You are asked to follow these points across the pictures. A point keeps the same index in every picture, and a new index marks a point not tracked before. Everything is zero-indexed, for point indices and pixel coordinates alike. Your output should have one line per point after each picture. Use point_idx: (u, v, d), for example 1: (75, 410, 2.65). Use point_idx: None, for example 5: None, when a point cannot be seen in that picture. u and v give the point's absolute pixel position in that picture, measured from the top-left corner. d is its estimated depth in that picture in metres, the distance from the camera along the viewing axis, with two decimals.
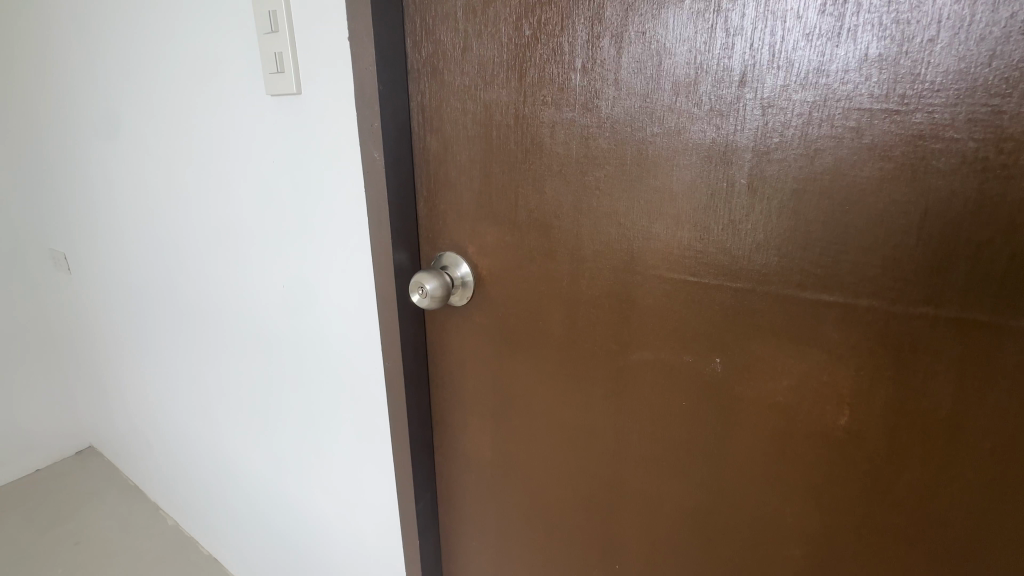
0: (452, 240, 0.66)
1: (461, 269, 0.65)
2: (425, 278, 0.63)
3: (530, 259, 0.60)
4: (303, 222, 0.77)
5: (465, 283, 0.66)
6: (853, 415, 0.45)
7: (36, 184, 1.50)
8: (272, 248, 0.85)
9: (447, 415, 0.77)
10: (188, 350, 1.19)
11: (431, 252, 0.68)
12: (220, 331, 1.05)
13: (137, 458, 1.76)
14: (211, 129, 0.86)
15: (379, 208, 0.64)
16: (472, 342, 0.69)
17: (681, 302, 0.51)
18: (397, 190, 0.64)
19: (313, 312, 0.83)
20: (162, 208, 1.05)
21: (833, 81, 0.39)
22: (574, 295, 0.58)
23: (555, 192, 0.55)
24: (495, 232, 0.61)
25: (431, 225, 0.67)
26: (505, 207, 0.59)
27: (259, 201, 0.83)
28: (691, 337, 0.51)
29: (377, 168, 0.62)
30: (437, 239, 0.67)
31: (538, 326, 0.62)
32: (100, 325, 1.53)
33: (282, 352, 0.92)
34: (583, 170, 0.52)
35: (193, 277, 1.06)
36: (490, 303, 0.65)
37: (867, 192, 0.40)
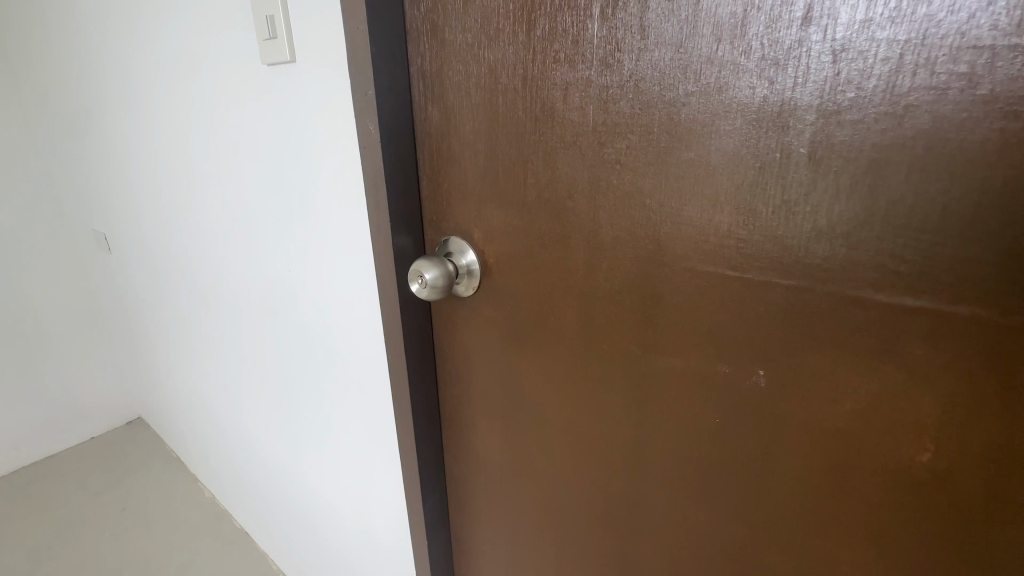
0: (456, 222, 0.59)
1: (467, 255, 0.58)
2: (426, 264, 0.57)
3: (541, 247, 0.52)
4: (305, 203, 0.72)
5: (471, 271, 0.59)
6: (926, 450, 0.35)
7: (75, 168, 1.54)
8: (276, 231, 0.81)
9: (455, 413, 0.71)
10: (210, 330, 1.19)
11: (435, 236, 0.62)
12: (235, 313, 1.04)
13: (176, 431, 1.82)
14: (215, 103, 0.82)
15: (376, 188, 0.58)
16: (480, 336, 0.63)
17: (717, 301, 0.42)
18: (396, 169, 0.57)
19: (319, 300, 0.79)
20: (177, 186, 1.03)
21: (937, 10, 0.28)
22: (590, 289, 0.50)
23: (568, 168, 0.47)
24: (502, 214, 0.54)
25: (434, 206, 0.60)
26: (513, 186, 0.52)
27: (263, 183, 0.79)
28: (728, 344, 0.42)
29: (373, 143, 0.56)
30: (441, 222, 0.60)
31: (550, 321, 0.55)
32: (137, 303, 1.58)
33: (293, 340, 0.90)
34: (601, 141, 0.44)
35: (210, 260, 1.05)
36: (498, 294, 0.59)
37: (960, 162, 0.30)
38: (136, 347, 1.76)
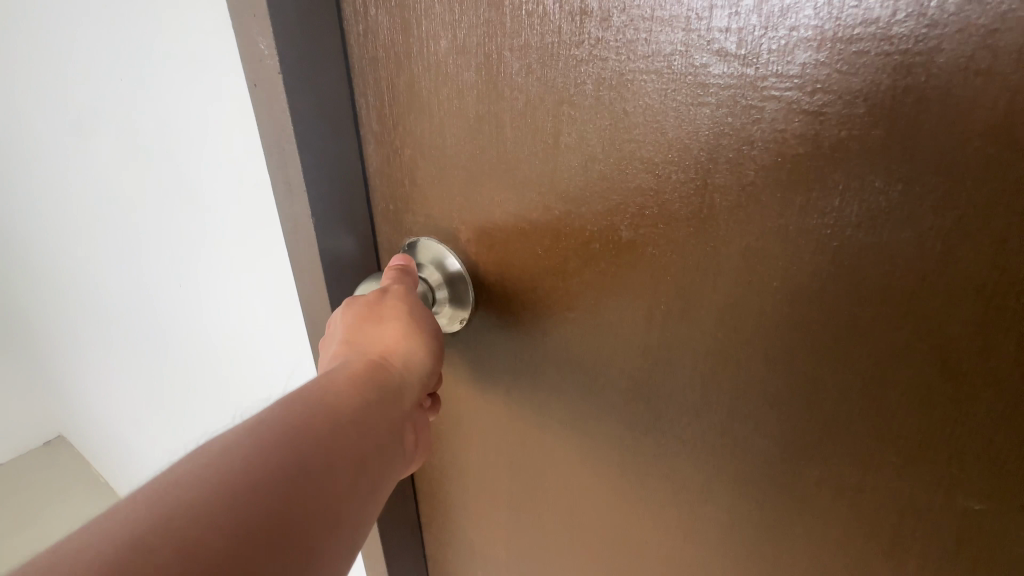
0: (426, 218, 0.34)
1: (448, 261, 0.34)
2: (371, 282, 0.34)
3: (589, 262, 0.29)
4: (187, 193, 0.47)
5: (459, 284, 0.35)
6: None
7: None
8: (155, 227, 0.54)
9: (435, 498, 0.47)
10: (115, 355, 0.92)
11: (392, 238, 0.37)
12: (139, 337, 0.77)
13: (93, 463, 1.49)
14: (39, 33, 0.53)
15: (284, 160, 0.33)
16: (472, 397, 0.39)
17: (979, 384, 0.21)
18: (315, 124, 0.33)
19: (233, 334, 0.54)
20: (32, 165, 0.73)
21: None
22: (687, 340, 0.27)
23: (652, 112, 0.24)
24: (512, 201, 0.30)
25: (387, 191, 0.35)
26: (533, 151, 0.28)
27: (125, 163, 0.52)
28: (990, 464, 0.22)
29: (271, 78, 0.31)
30: (400, 215, 0.36)
31: (601, 391, 0.32)
32: (29, 313, 1.25)
33: (211, 382, 0.65)
34: (737, 48, 0.21)
35: (95, 271, 0.77)
36: (504, 337, 0.35)
37: None
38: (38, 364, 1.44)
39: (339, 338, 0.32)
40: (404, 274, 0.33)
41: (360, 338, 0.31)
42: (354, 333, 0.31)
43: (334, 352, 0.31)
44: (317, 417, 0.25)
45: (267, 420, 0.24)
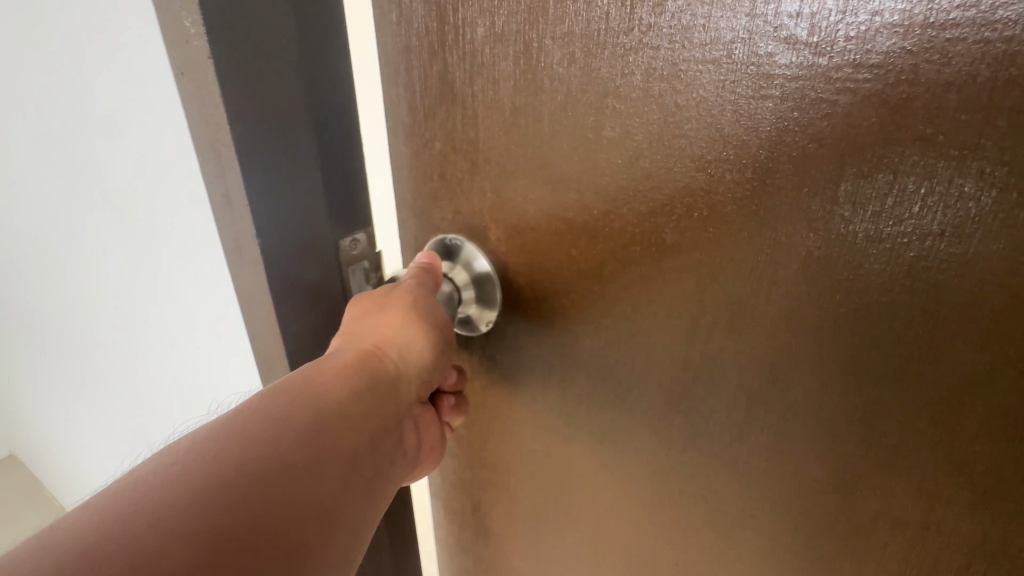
0: (453, 215, 0.33)
1: (476, 259, 0.33)
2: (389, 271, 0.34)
3: (629, 267, 0.27)
4: (152, 179, 0.38)
5: (485, 284, 0.33)
6: None
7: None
8: (102, 257, 0.48)
9: (449, 505, 0.46)
10: (54, 392, 0.82)
11: (418, 234, 0.36)
12: (83, 375, 0.69)
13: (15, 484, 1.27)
14: None
15: (222, 171, 0.30)
16: (495, 402, 0.37)
17: None
18: (260, 129, 0.29)
19: (195, 351, 0.46)
20: None
21: None
22: (733, 352, 0.25)
23: (708, 103, 0.22)
24: (547, 200, 0.28)
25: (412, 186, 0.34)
26: (572, 146, 0.26)
27: (69, 169, 0.44)
28: None
29: (203, 74, 0.27)
30: (426, 210, 0.34)
31: (633, 403, 0.30)
32: None
33: (168, 403, 0.56)
34: (810, 35, 0.19)
35: (24, 265, 0.63)
36: (529, 346, 0.33)
37: None
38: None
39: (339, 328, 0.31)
40: (419, 269, 0.32)
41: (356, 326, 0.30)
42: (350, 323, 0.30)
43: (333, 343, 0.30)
44: (295, 410, 0.24)
45: (250, 410, 0.23)
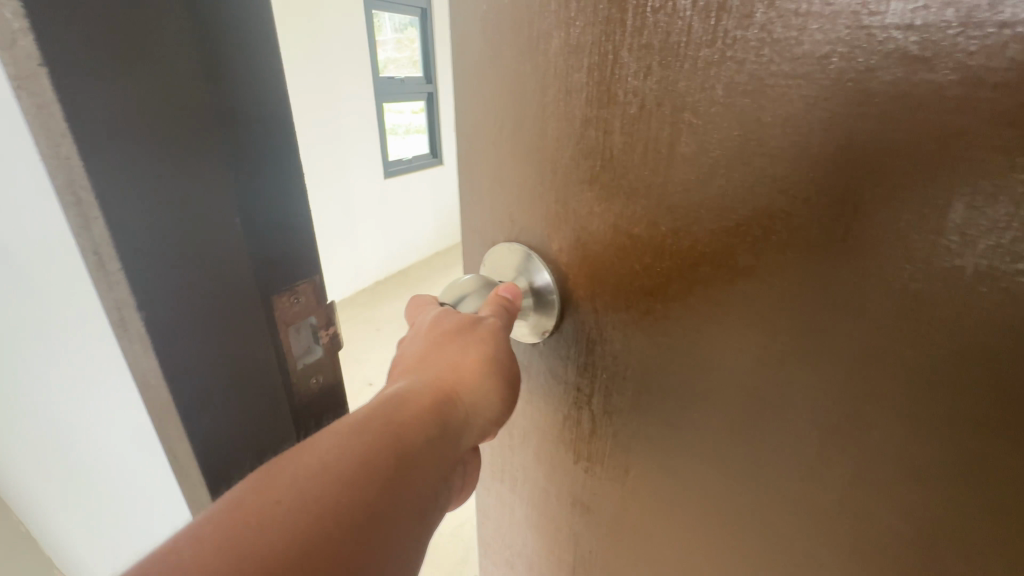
0: (512, 222, 0.33)
1: (539, 274, 0.33)
2: (467, 291, 0.33)
3: (697, 288, 0.26)
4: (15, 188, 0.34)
5: (547, 301, 0.33)
6: None
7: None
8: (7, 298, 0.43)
9: (496, 508, 0.46)
10: None
11: (478, 238, 0.37)
12: None
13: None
14: None
15: (83, 211, 0.25)
16: (544, 411, 0.37)
17: None
18: (157, 141, 0.25)
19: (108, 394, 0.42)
20: None
21: None
22: (804, 385, 0.23)
23: (792, 116, 0.20)
24: (613, 215, 0.28)
25: (478, 192, 0.35)
26: (644, 160, 0.26)
27: None
28: None
29: (41, 95, 0.22)
30: (487, 216, 0.35)
31: (682, 424, 0.29)
32: None
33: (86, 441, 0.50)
34: (921, 49, 0.17)
35: None
36: (579, 359, 0.33)
37: None
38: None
39: (412, 351, 0.30)
40: (507, 309, 0.32)
41: (437, 355, 0.29)
42: (432, 351, 0.29)
43: (407, 365, 0.29)
44: (401, 462, 0.24)
45: (360, 457, 0.23)
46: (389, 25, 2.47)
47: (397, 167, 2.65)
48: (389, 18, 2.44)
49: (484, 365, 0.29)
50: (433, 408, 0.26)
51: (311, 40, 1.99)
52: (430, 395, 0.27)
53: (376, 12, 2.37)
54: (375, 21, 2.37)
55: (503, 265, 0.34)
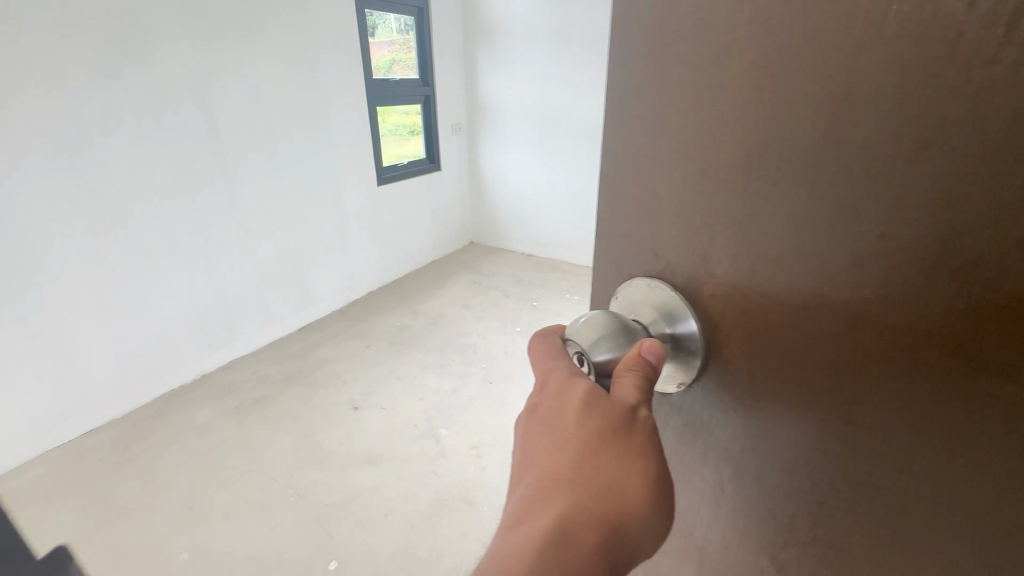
0: (655, 255, 0.29)
1: (682, 321, 0.27)
2: (596, 333, 0.24)
3: (912, 384, 0.19)
4: None
5: (689, 352, 0.28)
6: None
7: (61, 124, 1.25)
8: None
9: None
10: None
11: (614, 267, 0.32)
12: None
13: (42, 487, 1.24)
14: None
15: None
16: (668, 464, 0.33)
17: None
18: None
19: None
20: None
21: None
22: None
23: (882, 122, 0.18)
24: (796, 270, 0.22)
25: (614, 223, 0.31)
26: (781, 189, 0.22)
27: None
28: None
29: None
30: (624, 247, 0.31)
31: (843, 518, 0.23)
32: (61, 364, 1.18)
33: None
34: None
35: None
36: (720, 422, 0.28)
37: None
38: (52, 351, 1.33)
39: (555, 451, 0.24)
40: (649, 380, 0.23)
41: (592, 470, 0.23)
42: (583, 463, 0.23)
43: (552, 472, 0.23)
44: None
45: None
46: (384, 26, 2.16)
47: (392, 174, 2.32)
48: (391, 18, 2.19)
49: (651, 484, 0.23)
50: (601, 557, 0.21)
51: (269, 29, 1.66)
52: (597, 536, 0.22)
53: (369, 12, 2.09)
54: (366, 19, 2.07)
55: (636, 304, 0.29)
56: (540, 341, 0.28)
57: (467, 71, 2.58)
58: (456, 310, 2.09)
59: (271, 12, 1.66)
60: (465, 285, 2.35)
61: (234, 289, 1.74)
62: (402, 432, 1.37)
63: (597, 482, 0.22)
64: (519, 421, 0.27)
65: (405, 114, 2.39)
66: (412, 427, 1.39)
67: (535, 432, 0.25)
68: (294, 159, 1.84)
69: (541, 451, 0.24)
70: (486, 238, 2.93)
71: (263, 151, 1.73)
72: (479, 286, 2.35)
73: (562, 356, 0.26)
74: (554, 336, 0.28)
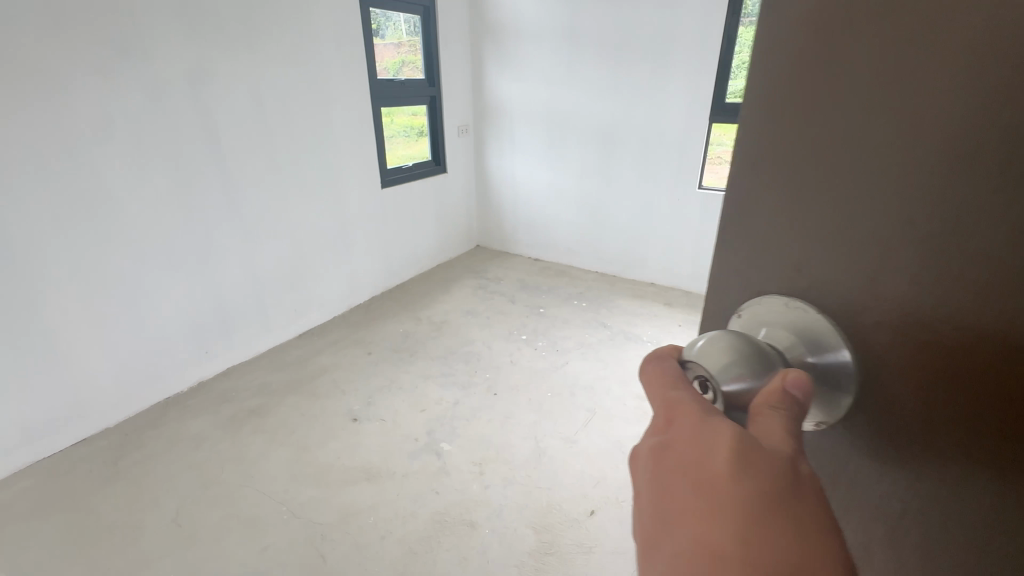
0: (798, 270, 0.24)
1: (831, 349, 0.23)
2: (725, 355, 0.23)
3: (1018, 356, 0.17)
4: None
5: (836, 387, 0.23)
6: None
7: (54, 121, 1.20)
8: None
9: None
10: None
11: (737, 280, 0.27)
12: None
13: (25, 500, 1.17)
14: None
15: None
16: None
17: None
18: None
19: None
20: None
21: None
22: None
23: None
24: (872, 264, 0.21)
25: (743, 233, 0.26)
26: (821, 178, 0.22)
27: None
28: None
29: None
30: (752, 260, 0.26)
31: None
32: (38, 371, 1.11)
33: None
34: None
35: None
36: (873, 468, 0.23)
37: None
38: (36, 356, 1.27)
39: (710, 500, 0.21)
40: (796, 414, 0.22)
41: (761, 521, 0.20)
42: (750, 510, 0.20)
43: (712, 526, 0.20)
44: None
45: None
46: (391, 26, 2.11)
47: (396, 175, 2.26)
48: (398, 18, 2.14)
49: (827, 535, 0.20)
50: None
51: (271, 25, 1.61)
52: None
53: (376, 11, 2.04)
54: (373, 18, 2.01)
55: (769, 322, 0.25)
56: (653, 373, 0.25)
57: (473, 71, 2.53)
58: (460, 316, 2.02)
59: (274, 6, 1.60)
60: (470, 291, 2.29)
61: (233, 293, 1.68)
62: (402, 446, 1.30)
63: (772, 532, 0.19)
64: (641, 467, 0.24)
65: (412, 115, 2.33)
66: (414, 441, 1.32)
67: (673, 478, 0.22)
68: (296, 159, 1.78)
69: (689, 501, 0.21)
70: (492, 242, 2.87)
71: (265, 151, 1.67)
72: (484, 291, 2.29)
73: (685, 383, 0.24)
74: (669, 360, 0.26)
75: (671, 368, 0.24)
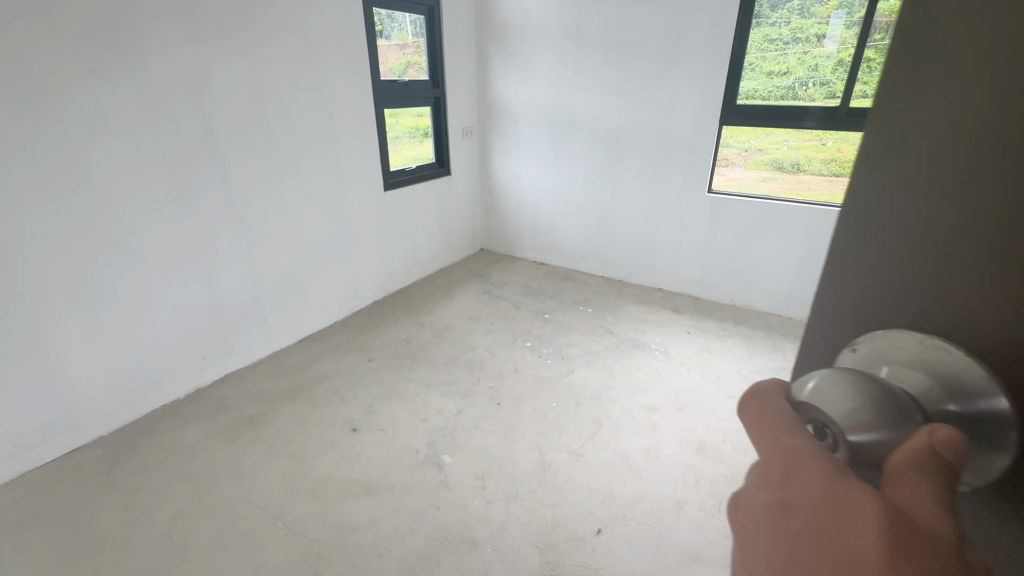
0: (942, 305, 0.21)
1: (983, 397, 0.21)
2: (845, 399, 0.23)
3: None
4: None
5: (990, 444, 0.21)
6: None
7: (47, 123, 1.17)
8: None
9: None
10: None
11: (851, 314, 0.25)
12: None
13: (17, 511, 1.14)
14: None
15: None
16: None
17: None
18: None
19: None
20: None
21: None
22: None
23: None
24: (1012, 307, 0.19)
25: (861, 267, 0.23)
26: (937, 222, 0.20)
27: None
28: None
29: None
30: (873, 293, 0.23)
31: None
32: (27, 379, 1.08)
33: None
34: None
35: None
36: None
37: None
38: (30, 363, 1.24)
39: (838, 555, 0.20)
40: (941, 471, 0.20)
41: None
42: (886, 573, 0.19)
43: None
44: None
45: None
46: (396, 26, 2.08)
47: (400, 178, 2.23)
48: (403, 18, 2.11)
49: None
50: None
51: (271, 24, 1.57)
52: None
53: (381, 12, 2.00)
54: (377, 18, 1.98)
55: (893, 359, 0.23)
56: (762, 413, 0.25)
57: (477, 72, 2.50)
58: (464, 321, 1.98)
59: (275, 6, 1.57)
60: (474, 295, 2.25)
61: (232, 298, 1.64)
62: (401, 458, 1.26)
63: None
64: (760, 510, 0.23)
65: (417, 116, 2.29)
66: (414, 453, 1.28)
67: (794, 527, 0.22)
68: (296, 161, 1.75)
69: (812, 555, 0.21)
70: (497, 245, 2.84)
71: (265, 153, 1.64)
72: (489, 296, 2.25)
73: (798, 426, 0.24)
74: (777, 398, 0.26)
75: (783, 410, 0.24)
